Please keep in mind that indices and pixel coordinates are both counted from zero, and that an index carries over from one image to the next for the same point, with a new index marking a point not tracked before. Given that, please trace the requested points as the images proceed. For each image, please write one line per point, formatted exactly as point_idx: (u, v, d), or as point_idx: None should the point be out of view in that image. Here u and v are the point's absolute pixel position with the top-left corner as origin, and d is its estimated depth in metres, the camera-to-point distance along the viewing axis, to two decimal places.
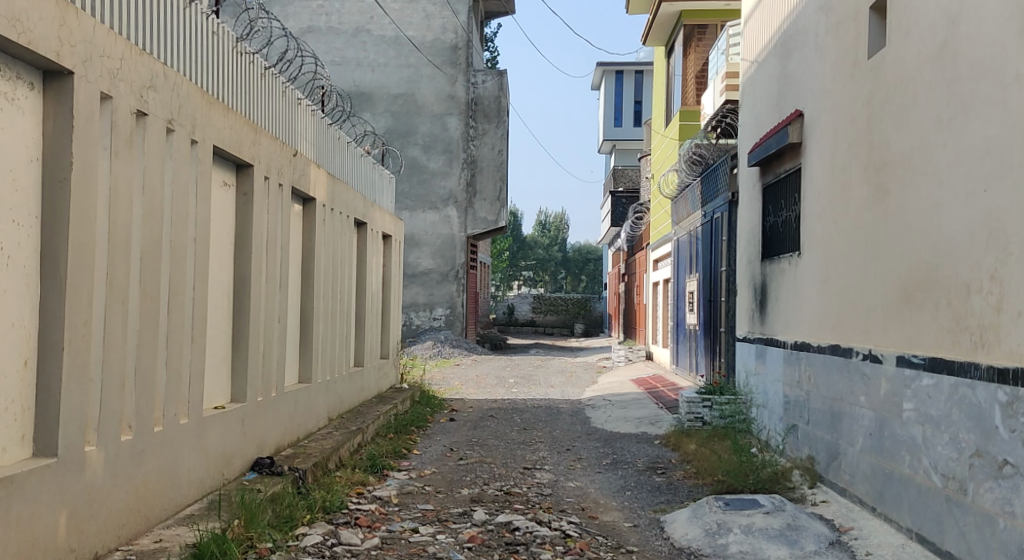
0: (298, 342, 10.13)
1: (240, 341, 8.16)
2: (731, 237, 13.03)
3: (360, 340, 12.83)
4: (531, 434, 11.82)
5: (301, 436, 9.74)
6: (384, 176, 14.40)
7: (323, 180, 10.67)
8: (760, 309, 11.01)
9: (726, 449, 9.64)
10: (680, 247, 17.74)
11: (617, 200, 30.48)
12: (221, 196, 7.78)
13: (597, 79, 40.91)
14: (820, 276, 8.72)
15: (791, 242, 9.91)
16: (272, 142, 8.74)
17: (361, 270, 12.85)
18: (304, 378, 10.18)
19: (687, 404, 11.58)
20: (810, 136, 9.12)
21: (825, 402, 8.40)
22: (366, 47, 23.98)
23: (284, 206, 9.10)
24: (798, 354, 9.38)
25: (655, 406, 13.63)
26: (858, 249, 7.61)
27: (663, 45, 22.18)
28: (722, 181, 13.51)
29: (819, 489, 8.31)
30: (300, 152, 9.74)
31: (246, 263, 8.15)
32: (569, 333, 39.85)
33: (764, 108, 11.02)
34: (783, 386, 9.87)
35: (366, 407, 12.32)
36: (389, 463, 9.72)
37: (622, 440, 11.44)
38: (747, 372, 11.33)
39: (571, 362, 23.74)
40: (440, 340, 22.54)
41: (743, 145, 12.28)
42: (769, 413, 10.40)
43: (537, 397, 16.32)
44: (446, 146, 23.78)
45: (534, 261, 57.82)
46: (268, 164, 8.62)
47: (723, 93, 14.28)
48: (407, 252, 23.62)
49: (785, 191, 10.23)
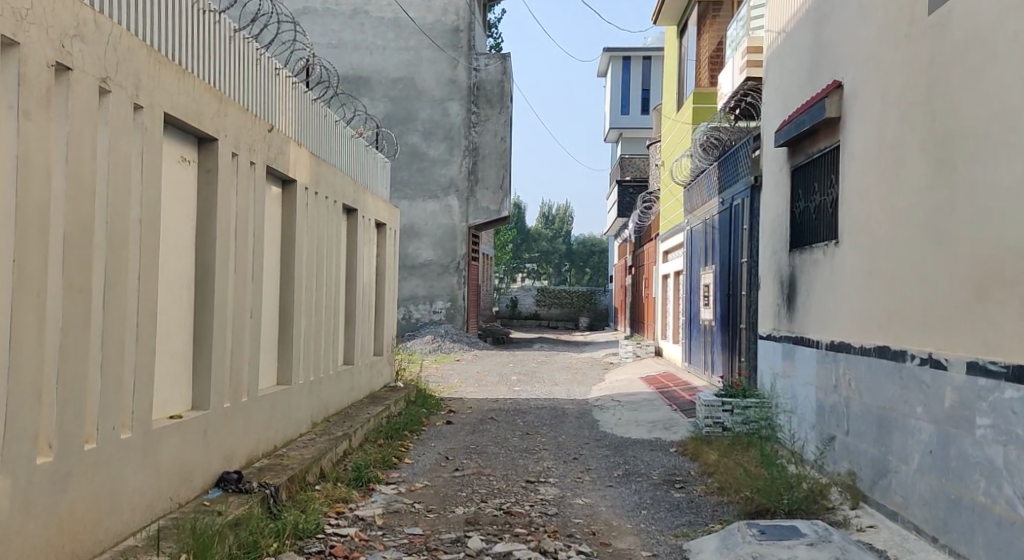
0: (276, 340, 9.11)
1: (204, 339, 7.14)
2: (753, 225, 12.00)
3: (350, 337, 11.80)
4: (533, 441, 10.78)
5: (278, 444, 8.72)
6: (378, 160, 13.33)
7: (306, 160, 9.66)
8: (788, 304, 10.01)
9: (756, 465, 8.60)
10: (693, 238, 16.71)
11: (624, 189, 29.54)
12: (179, 173, 6.79)
13: (604, 65, 39.82)
14: (863, 267, 7.73)
15: (826, 230, 8.93)
16: (244, 113, 7.74)
17: (350, 260, 11.81)
18: (283, 380, 9.15)
19: (706, 408, 10.51)
20: (852, 109, 8.12)
21: (872, 413, 7.37)
22: (364, 29, 22.93)
23: (259, 187, 8.08)
24: (835, 356, 8.36)
25: (669, 408, 12.58)
26: (921, 236, 6.60)
27: (674, 24, 21.15)
28: (743, 164, 12.52)
29: (862, 511, 7.30)
30: (277, 128, 8.73)
31: (211, 249, 7.15)
32: (574, 326, 38.75)
33: (795, 82, 10.02)
34: (816, 391, 8.84)
35: (355, 409, 11.29)
36: (376, 475, 8.71)
37: (634, 447, 10.40)
38: (774, 374, 10.28)
39: (577, 358, 22.70)
40: (441, 334, 21.51)
41: (768, 124, 11.29)
42: (798, 419, 9.38)
43: (541, 396, 15.28)
44: (446, 133, 22.75)
45: (538, 253, 56.85)
46: (237, 139, 7.60)
47: (743, 70, 13.13)
48: (407, 242, 22.63)
49: (819, 174, 9.23)
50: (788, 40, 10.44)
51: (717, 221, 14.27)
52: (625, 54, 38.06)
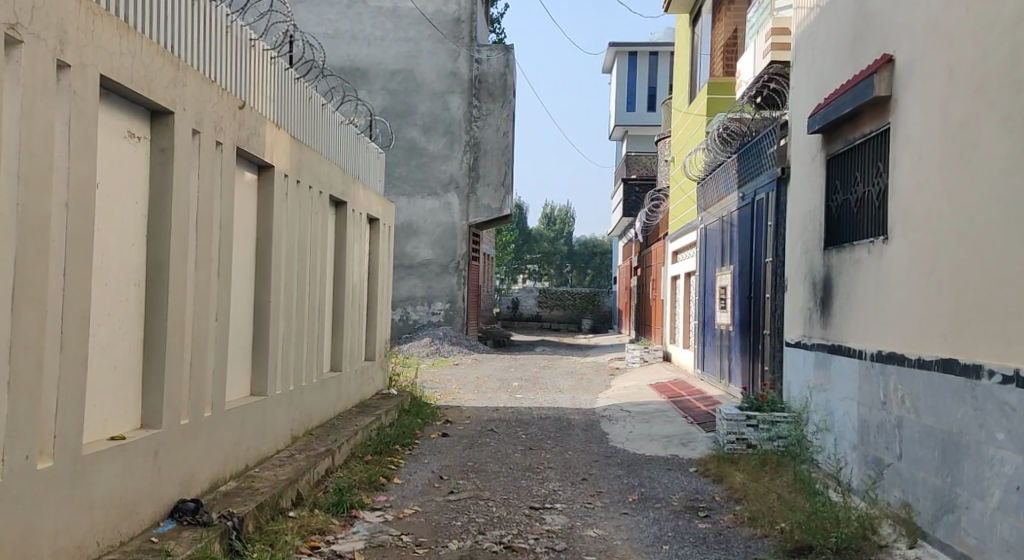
0: (248, 344, 8.06)
1: (155, 343, 6.11)
2: (779, 222, 10.98)
3: (336, 341, 10.75)
4: (537, 457, 9.75)
5: (250, 463, 7.68)
6: (371, 151, 12.30)
7: (286, 144, 8.62)
8: (823, 308, 9.02)
9: (792, 494, 7.57)
10: (708, 235, 15.73)
11: (629, 188, 28.36)
12: (124, 151, 5.80)
13: (609, 60, 38.80)
14: (925, 268, 6.75)
15: (871, 226, 7.94)
16: (209, 85, 6.71)
17: (338, 258, 10.78)
18: (257, 390, 8.11)
19: (729, 423, 9.44)
20: (908, 88, 7.13)
21: (934, 435, 6.38)
22: (361, 19, 21.89)
23: (227, 171, 7.05)
24: (885, 369, 7.34)
25: (685, 420, 11.54)
26: (1017, 232, 5.65)
27: (687, 13, 20.17)
28: (769, 155, 11.52)
29: (923, 551, 6.29)
30: (251, 106, 7.70)
31: (164, 240, 6.12)
32: (576, 328, 37.78)
33: (833, 61, 9.03)
34: (861, 408, 7.80)
35: (342, 420, 10.23)
36: (360, 500, 7.69)
37: (649, 466, 9.37)
38: (807, 386, 9.24)
39: (581, 362, 21.68)
40: (439, 336, 20.46)
41: (797, 111, 10.32)
42: (836, 438, 8.35)
43: (546, 405, 14.24)
44: (446, 127, 21.74)
45: (539, 254, 55.94)
46: (199, 112, 6.56)
47: (769, 52, 12.12)
48: (405, 241, 21.57)
49: (861, 162, 8.27)
50: (823, 16, 9.45)
51: (736, 218, 13.24)
52: (631, 49, 37.03)
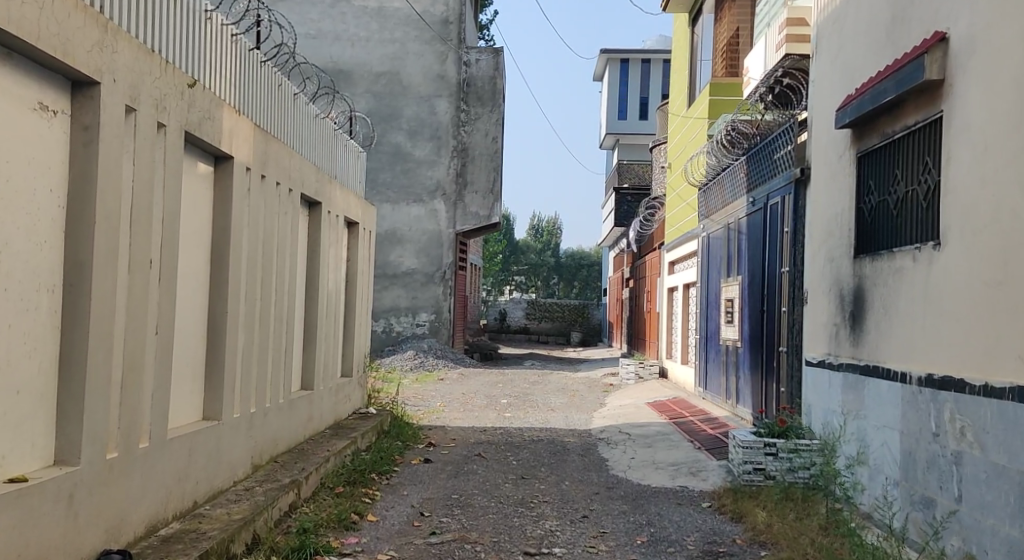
0: (200, 361, 6.99)
1: (73, 360, 5.10)
2: (797, 229, 9.97)
3: (308, 356, 9.68)
4: (529, 489, 8.70)
5: (200, 499, 6.60)
6: (350, 150, 11.23)
7: (248, 133, 7.55)
8: (853, 324, 8.00)
9: (830, 541, 6.54)
10: (711, 245, 14.72)
11: (622, 198, 27.39)
12: (30, 123, 4.88)
13: (601, 68, 37.83)
14: (1004, 277, 5.74)
15: (919, 229, 6.93)
16: (148, 55, 5.66)
17: (310, 264, 9.70)
18: (211, 414, 7.04)
19: (743, 452, 8.41)
20: (972, 68, 6.16)
21: (1008, 476, 5.59)
22: (345, 18, 20.88)
23: (172, 159, 6.00)
24: (940, 396, 6.31)
25: (691, 445, 10.49)
26: None
27: (686, 12, 19.15)
28: (784, 155, 10.51)
29: None
30: (204, 86, 6.66)
31: (88, 235, 5.12)
32: (565, 341, 36.60)
33: (866, 46, 8.03)
34: (907, 440, 6.77)
35: (312, 444, 9.15)
36: (328, 543, 6.65)
37: (656, 501, 8.33)
38: (836, 411, 8.20)
39: (572, 377, 20.60)
40: (423, 349, 19.39)
41: (820, 106, 9.31)
42: (874, 472, 7.31)
43: (538, 426, 13.14)
44: (433, 132, 20.71)
45: (526, 266, 55.40)
46: (136, 86, 5.53)
47: (784, 45, 11.04)
48: (388, 249, 20.48)
49: (903, 158, 7.26)
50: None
51: (745, 226, 12.23)
52: (623, 56, 36.12)
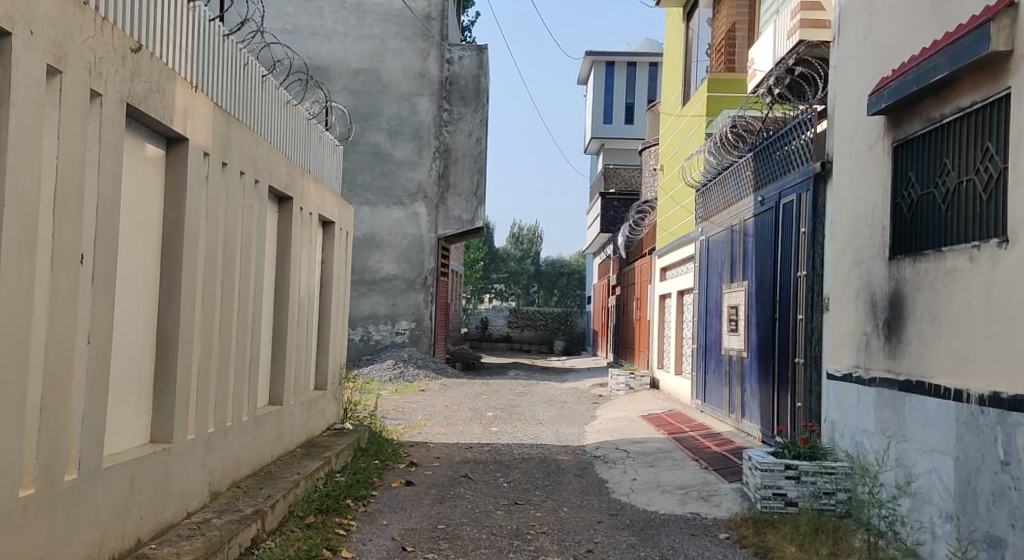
0: (148, 374, 6.04)
1: None
2: (815, 228, 9.08)
3: (277, 367, 8.72)
4: (524, 516, 7.76)
5: (144, 537, 5.64)
6: (326, 142, 10.24)
7: (207, 113, 6.59)
8: (889, 333, 7.10)
9: None
10: (710, 249, 13.86)
11: (608, 204, 26.36)
12: None
13: (585, 71, 37.07)
14: None
15: (976, 225, 6.05)
16: (79, 7, 4.74)
17: (280, 265, 8.74)
18: (160, 438, 6.07)
19: (762, 475, 7.46)
20: None
21: None
22: (323, 13, 19.89)
23: (114, 135, 5.05)
24: (1015, 420, 5.44)
25: (698, 464, 9.58)
26: None
27: (681, 5, 18.22)
28: (800, 148, 9.64)
29: None
30: (153, 53, 5.73)
31: None
32: (548, 350, 35.74)
33: (905, 22, 7.16)
34: (968, 467, 5.87)
35: (280, 466, 8.16)
36: None
37: (666, 531, 7.40)
38: (870, 430, 7.28)
39: (559, 388, 19.66)
40: (403, 358, 18.44)
41: (842, 94, 8.44)
42: (924, 503, 6.39)
43: (528, 442, 12.20)
44: (414, 132, 19.77)
45: (506, 273, 54.08)
46: (64, 43, 4.64)
47: (797, 30, 10.12)
48: (366, 253, 19.52)
49: (954, 144, 6.38)
50: None
51: (753, 227, 11.36)
52: (608, 58, 35.37)
